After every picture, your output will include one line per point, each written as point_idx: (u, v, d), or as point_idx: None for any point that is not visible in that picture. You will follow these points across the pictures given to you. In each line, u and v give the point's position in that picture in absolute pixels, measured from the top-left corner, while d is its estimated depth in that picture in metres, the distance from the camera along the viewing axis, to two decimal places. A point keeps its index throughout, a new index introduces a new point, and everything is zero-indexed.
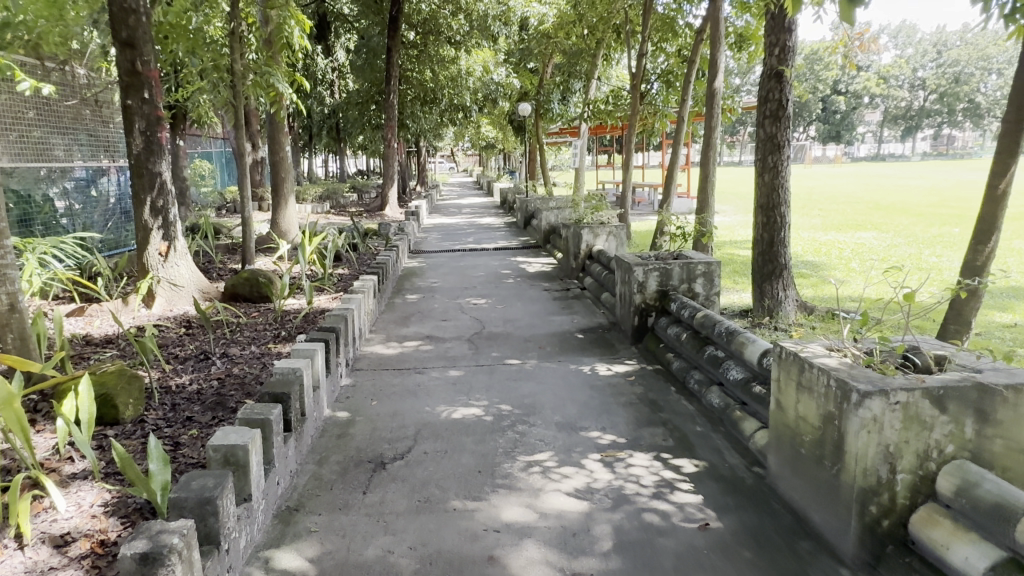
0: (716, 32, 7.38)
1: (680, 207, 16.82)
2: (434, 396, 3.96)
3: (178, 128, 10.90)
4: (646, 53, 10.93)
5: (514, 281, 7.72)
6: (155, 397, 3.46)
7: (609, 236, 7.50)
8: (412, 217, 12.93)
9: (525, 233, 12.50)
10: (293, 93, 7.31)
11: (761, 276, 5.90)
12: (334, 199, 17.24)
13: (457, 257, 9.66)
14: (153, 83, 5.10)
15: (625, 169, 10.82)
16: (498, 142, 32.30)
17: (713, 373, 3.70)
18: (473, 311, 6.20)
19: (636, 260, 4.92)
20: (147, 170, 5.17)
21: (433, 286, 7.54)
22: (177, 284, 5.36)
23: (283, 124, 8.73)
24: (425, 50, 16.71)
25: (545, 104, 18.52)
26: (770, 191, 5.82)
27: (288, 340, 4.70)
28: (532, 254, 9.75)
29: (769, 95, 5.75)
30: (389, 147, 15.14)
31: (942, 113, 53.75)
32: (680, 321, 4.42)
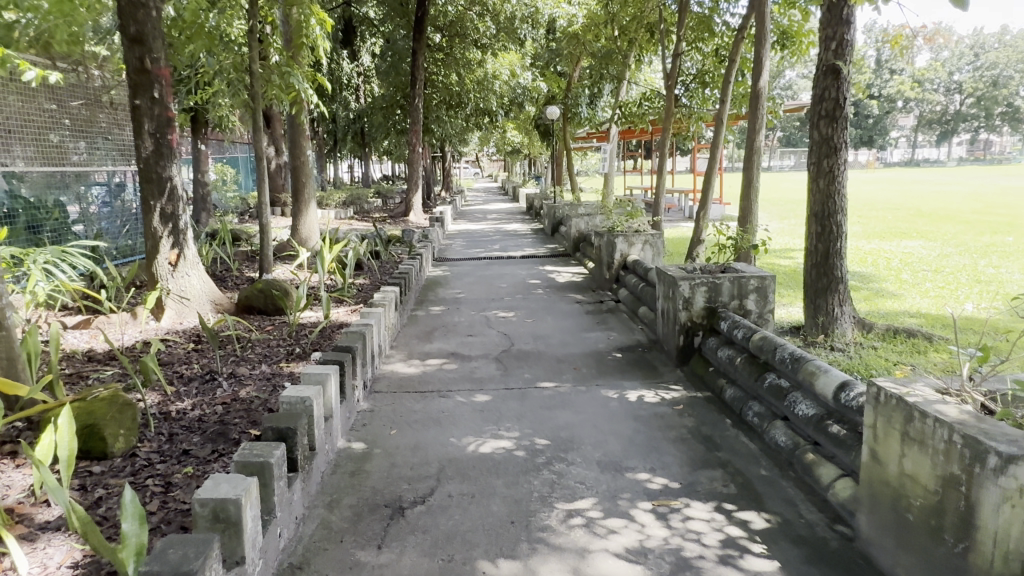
0: (761, 28, 6.91)
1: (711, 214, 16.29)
2: (459, 425, 3.56)
3: (199, 132, 10.70)
4: (681, 54, 10.48)
5: (543, 292, 7.32)
6: (150, 426, 3.11)
7: (645, 244, 7.06)
8: (437, 224, 12.60)
9: (553, 239, 12.11)
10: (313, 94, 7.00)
11: (815, 291, 5.41)
12: (357, 205, 17.01)
13: (484, 265, 9.30)
14: (163, 82, 4.79)
15: (659, 174, 10.36)
16: (524, 147, 31.99)
17: (777, 406, 3.26)
18: (500, 326, 5.80)
19: (681, 273, 4.49)
20: (156, 174, 4.87)
21: (458, 297, 7.16)
22: (187, 295, 5.06)
23: (305, 128, 8.44)
24: (450, 54, 16.41)
25: (573, 108, 18.13)
26: (826, 198, 5.34)
27: (302, 358, 4.35)
28: (560, 263, 9.33)
29: (825, 94, 5.27)
30: (414, 152, 14.85)
31: (979, 117, 52.28)
32: (732, 342, 3.98)
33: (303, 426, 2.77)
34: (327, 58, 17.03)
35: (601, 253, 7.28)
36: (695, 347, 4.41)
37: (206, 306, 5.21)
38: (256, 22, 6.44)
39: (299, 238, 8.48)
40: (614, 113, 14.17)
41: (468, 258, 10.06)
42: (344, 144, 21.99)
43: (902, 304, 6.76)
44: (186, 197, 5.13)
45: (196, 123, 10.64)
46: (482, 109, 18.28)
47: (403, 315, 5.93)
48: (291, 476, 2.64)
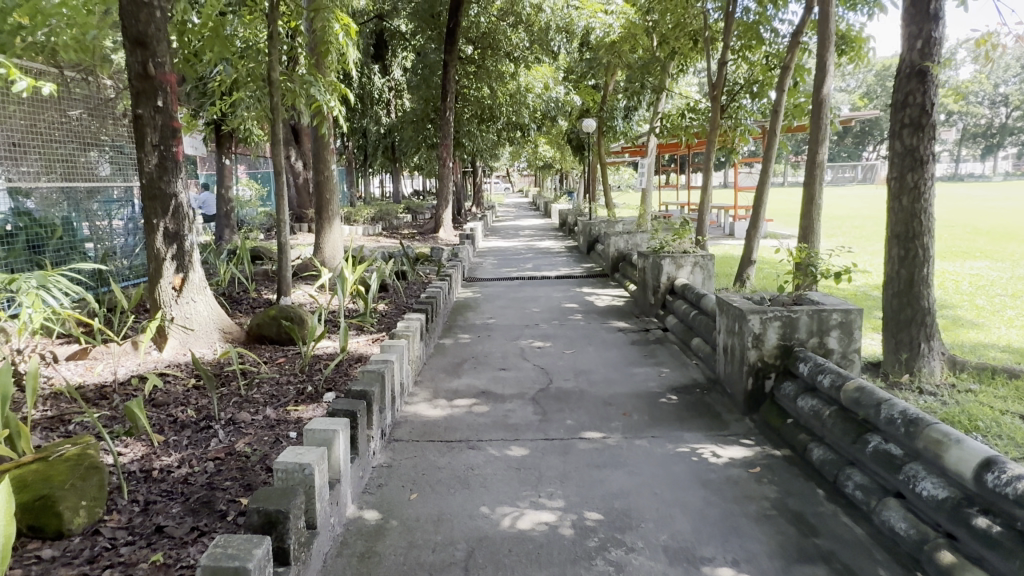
0: (825, 29, 6.28)
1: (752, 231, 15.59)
2: (492, 490, 2.99)
3: (224, 146, 10.40)
4: (727, 62, 9.87)
5: (582, 318, 6.73)
6: (123, 492, 2.60)
7: (695, 267, 6.44)
8: (467, 241, 12.12)
9: (589, 258, 11.53)
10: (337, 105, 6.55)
11: (896, 324, 4.73)
12: (386, 221, 16.66)
13: (516, 286, 8.75)
14: (168, 89, 4.34)
15: (704, 189, 9.72)
16: (556, 162, 31.55)
17: (886, 478, 2.63)
18: (537, 358, 5.22)
19: (748, 305, 3.87)
20: (159, 190, 4.41)
21: (490, 323, 6.61)
22: (192, 323, 4.59)
23: (330, 142, 8.02)
24: (482, 66, 15.98)
25: (609, 120, 17.59)
26: (909, 218, 4.66)
27: (313, 400, 3.81)
28: (598, 284, 8.73)
29: (908, 100, 4.62)
30: (445, 167, 14.43)
31: None
32: (816, 390, 3.34)
33: (300, 503, 2.23)
34: (357, 72, 16.79)
35: (646, 276, 6.68)
36: (767, 392, 3.77)
37: (214, 334, 4.74)
38: (277, 29, 6.02)
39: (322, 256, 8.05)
40: (652, 126, 13.58)
41: (500, 278, 9.53)
42: (375, 159, 21.75)
43: (986, 335, 6.02)
44: (193, 216, 4.66)
45: (221, 136, 10.33)
46: (514, 123, 17.84)
47: (429, 345, 5.39)
48: (282, 571, 2.09)
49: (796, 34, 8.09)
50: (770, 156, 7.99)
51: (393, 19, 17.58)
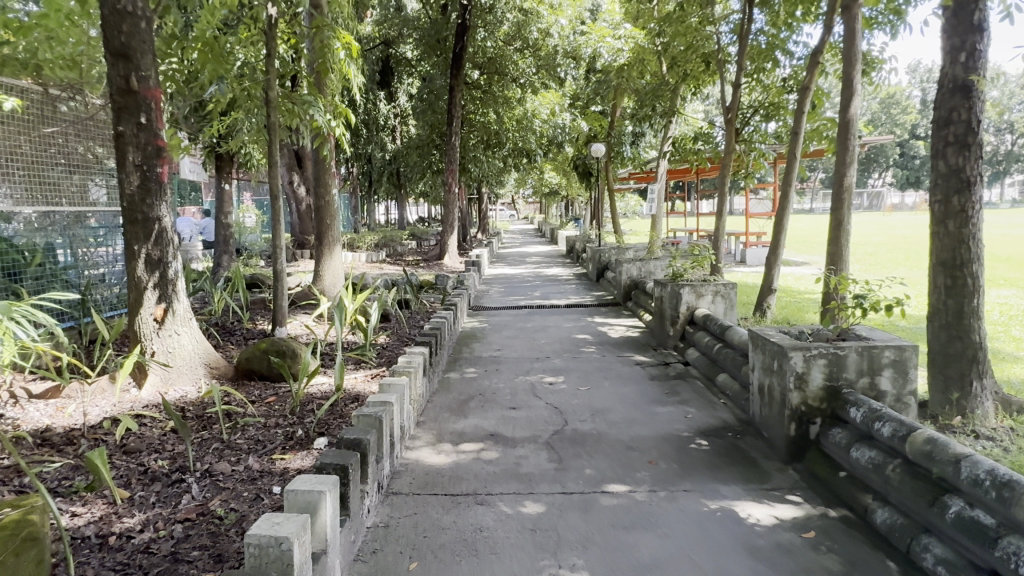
0: (851, 46, 5.95)
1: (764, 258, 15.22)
2: (505, 558, 2.58)
3: (223, 171, 10.10)
4: (741, 84, 9.59)
5: (595, 350, 6.32)
6: (69, 567, 2.19)
7: (716, 295, 6.05)
8: (473, 268, 11.78)
9: (598, 285, 11.16)
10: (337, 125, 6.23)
11: (944, 360, 4.32)
12: (390, 247, 16.37)
13: (525, 315, 8.37)
14: (153, 105, 4.01)
15: (719, 215, 9.37)
16: (563, 189, 31.39)
17: (976, 552, 2.21)
18: (549, 395, 4.81)
19: (787, 341, 3.47)
20: (141, 214, 4.06)
21: (498, 355, 6.22)
22: (175, 358, 4.21)
23: (332, 165, 7.72)
24: (489, 91, 15.90)
25: (617, 146, 17.35)
26: (956, 244, 4.26)
27: (303, 446, 3.42)
28: (610, 313, 8.33)
29: (952, 116, 4.26)
30: (450, 193, 14.16)
31: None
32: (873, 440, 2.93)
33: None
34: (362, 98, 16.60)
35: (663, 305, 6.30)
36: (812, 438, 3.35)
37: (200, 369, 4.36)
38: (275, 46, 5.73)
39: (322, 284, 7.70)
40: (662, 150, 13.30)
41: (507, 307, 9.15)
42: (380, 185, 21.55)
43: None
44: (178, 241, 4.30)
45: (220, 160, 10.03)
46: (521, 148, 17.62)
47: (432, 380, 4.99)
48: None
49: (816, 53, 7.78)
50: (790, 180, 7.64)
51: (399, 45, 17.46)
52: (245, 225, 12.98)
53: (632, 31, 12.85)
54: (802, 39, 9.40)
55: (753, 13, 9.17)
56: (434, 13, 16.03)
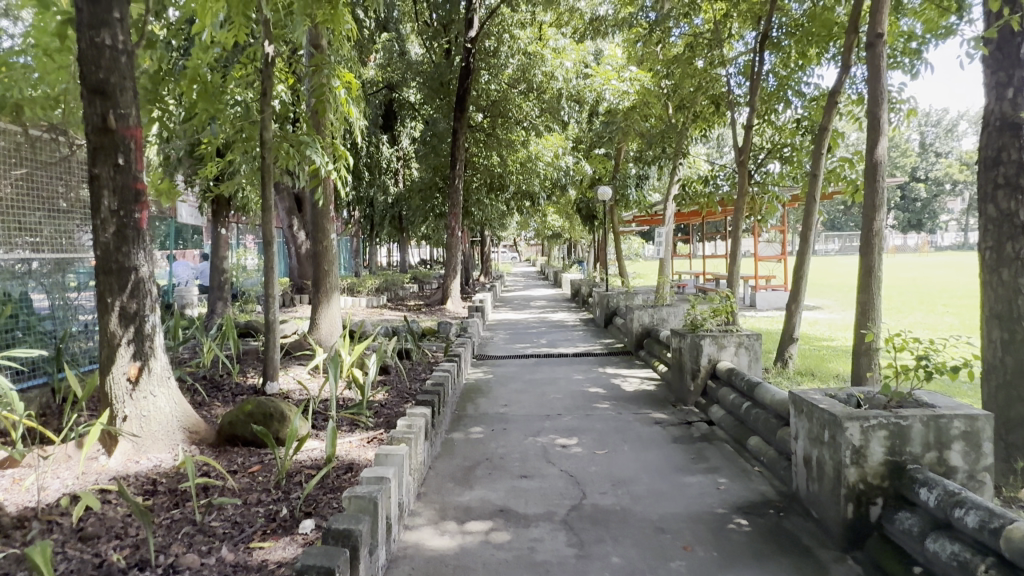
0: (877, 84, 5.66)
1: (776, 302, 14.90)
2: None
3: (220, 215, 9.78)
4: (752, 126, 9.35)
5: (609, 406, 5.87)
6: None
7: (739, 347, 5.63)
8: (476, 313, 11.41)
9: (607, 332, 10.76)
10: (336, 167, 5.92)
11: (1004, 424, 3.90)
12: (392, 291, 16.04)
13: (532, 365, 7.94)
14: (132, 144, 3.67)
15: (733, 259, 9.00)
16: (565, 231, 31.24)
17: None
18: (563, 461, 4.36)
19: (838, 408, 3.06)
20: (116, 263, 3.67)
21: (505, 412, 5.76)
22: (148, 422, 3.78)
23: (330, 209, 7.39)
24: (493, 134, 15.78)
25: (622, 189, 17.16)
26: (1012, 294, 3.87)
27: (287, 531, 2.97)
28: (622, 364, 7.89)
29: (1003, 156, 3.91)
30: (453, 236, 13.88)
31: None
32: (954, 529, 2.49)
33: None
34: (364, 141, 16.46)
35: (682, 358, 5.89)
36: (873, 521, 2.92)
37: (177, 434, 3.93)
38: (272, 85, 5.46)
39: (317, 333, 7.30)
40: (669, 193, 13.04)
41: (513, 356, 8.71)
42: (381, 228, 21.34)
43: None
44: (156, 292, 3.91)
45: (217, 204, 9.73)
46: (524, 191, 17.43)
47: (434, 444, 4.54)
48: None
49: (833, 93, 7.51)
50: (811, 223, 7.29)
51: (403, 90, 17.44)
52: (239, 264, 12.58)
53: (638, 74, 12.70)
54: (814, 80, 9.17)
55: (764, 54, 8.96)
56: (437, 57, 16.02)
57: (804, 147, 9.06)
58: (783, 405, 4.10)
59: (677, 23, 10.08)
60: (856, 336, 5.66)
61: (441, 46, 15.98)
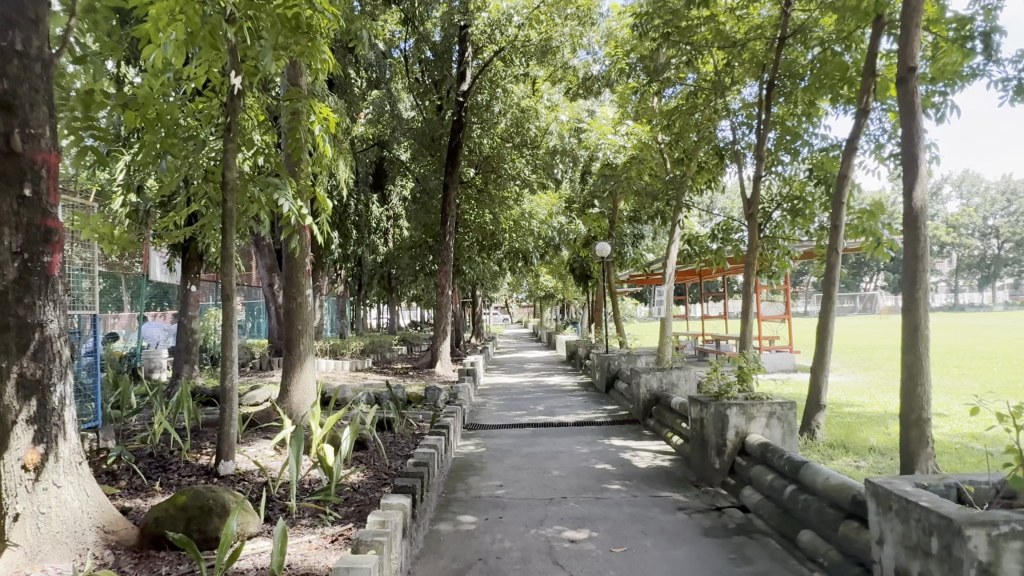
0: (913, 122, 5.09)
1: (783, 364, 14.24)
2: None
3: (190, 271, 9.05)
4: (759, 178, 8.85)
5: (622, 486, 5.06)
6: None
7: (770, 417, 4.86)
8: (468, 377, 10.61)
9: (608, 397, 9.97)
10: (309, 213, 5.24)
11: None
12: (378, 353, 15.28)
13: (530, 436, 7.12)
14: (43, 172, 2.99)
15: (745, 318, 8.32)
16: (558, 292, 30.69)
17: None
18: (575, 564, 3.54)
19: (946, 508, 2.30)
20: (16, 319, 2.92)
21: (501, 495, 4.93)
22: (48, 523, 2.96)
23: (306, 262, 6.68)
24: (485, 191, 15.32)
25: (618, 247, 16.68)
26: None
27: None
28: (630, 434, 7.08)
29: None
30: (443, 295, 13.20)
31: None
32: None
33: None
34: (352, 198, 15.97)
35: (704, 430, 5.13)
36: None
37: (87, 535, 3.10)
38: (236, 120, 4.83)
39: (288, 401, 6.45)
40: (669, 250, 12.50)
41: (507, 426, 7.88)
42: (370, 287, 20.69)
43: None
44: (69, 355, 3.15)
45: (188, 258, 9.02)
46: (517, 250, 16.89)
47: (415, 541, 3.72)
48: None
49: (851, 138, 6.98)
50: (835, 276, 6.64)
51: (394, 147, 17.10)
52: (209, 323, 11.72)
53: (635, 128, 12.30)
54: (824, 129, 8.70)
55: (771, 103, 8.53)
56: (429, 114, 15.75)
57: (816, 199, 8.53)
58: (846, 494, 3.35)
59: (676, 75, 9.71)
60: (906, 405, 4.94)
61: (433, 102, 15.70)
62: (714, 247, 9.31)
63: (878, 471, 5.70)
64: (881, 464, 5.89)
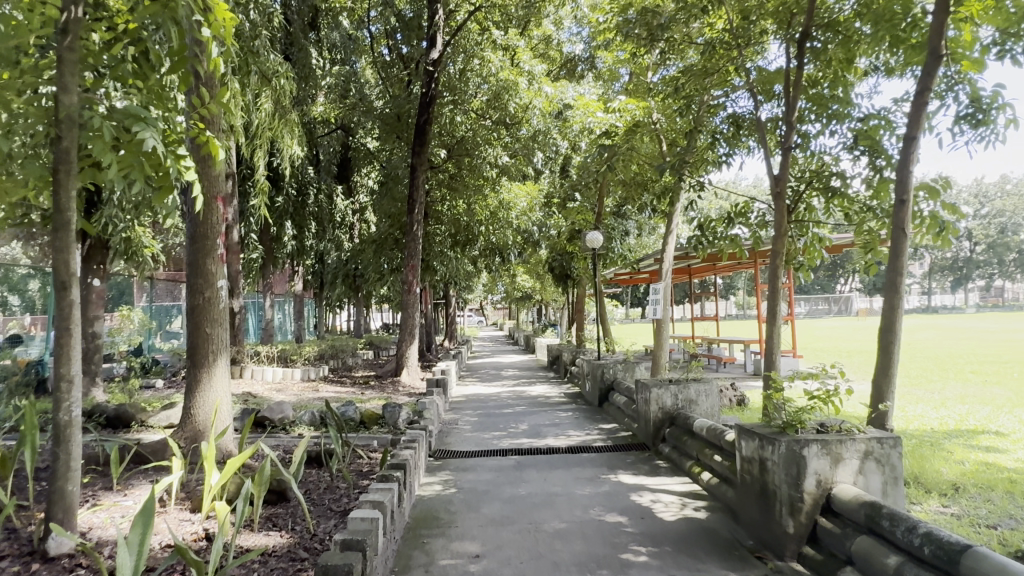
0: None
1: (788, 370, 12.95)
2: None
3: (91, 262, 7.37)
4: (783, 152, 7.43)
5: (649, 555, 3.59)
6: None
7: (864, 458, 3.38)
8: (437, 389, 9.06)
9: (602, 413, 8.48)
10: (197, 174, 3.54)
11: None
12: (338, 359, 13.67)
13: (513, 469, 5.60)
14: None
15: (770, 318, 6.85)
16: (536, 293, 29.20)
17: None
18: None
19: None
20: None
21: (476, 574, 3.39)
22: None
23: (217, 245, 4.97)
24: (458, 177, 13.77)
25: (604, 242, 15.22)
26: None
27: None
28: (640, 466, 5.59)
29: None
30: (410, 294, 11.62)
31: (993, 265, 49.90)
32: None
33: None
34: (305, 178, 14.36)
35: (764, 475, 3.64)
36: None
37: None
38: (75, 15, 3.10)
39: (196, 427, 4.85)
40: (666, 244, 11.10)
41: (484, 453, 6.31)
42: (334, 287, 19.08)
43: None
44: None
45: (89, 246, 7.37)
46: (494, 245, 15.38)
47: None
48: None
49: (919, 85, 5.50)
50: (904, 260, 5.03)
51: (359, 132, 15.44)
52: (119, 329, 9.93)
53: (627, 102, 10.85)
54: (863, 93, 7.26)
55: (802, 62, 7.08)
56: (395, 90, 14.05)
57: (856, 177, 7.08)
58: None
59: (681, 35, 8.29)
60: None
61: (400, 78, 14.03)
62: (730, 235, 7.80)
63: (985, 522, 4.20)
64: (981, 511, 4.41)
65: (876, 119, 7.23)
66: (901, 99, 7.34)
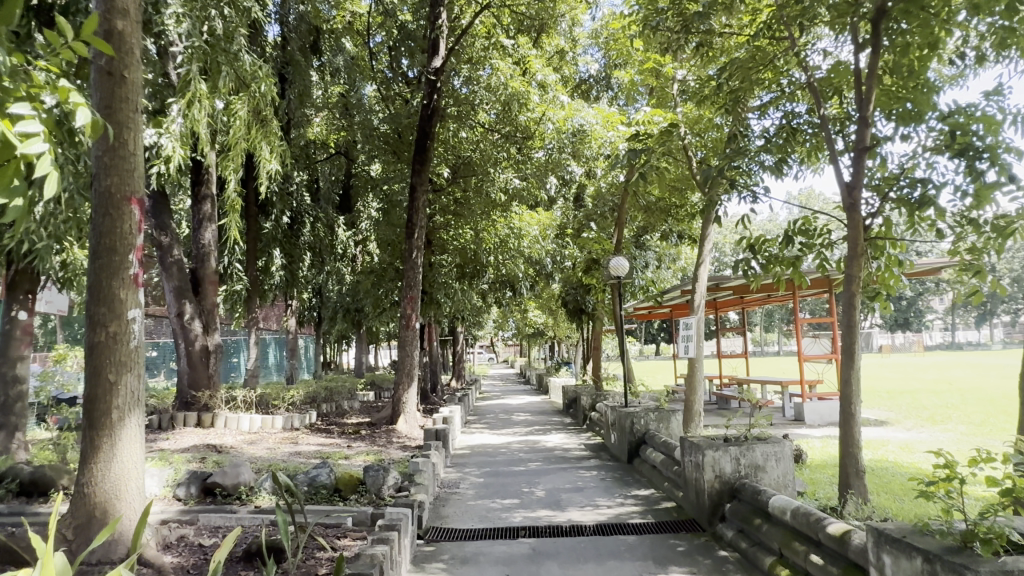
0: None
1: (818, 415, 11.93)
2: None
3: (18, 291, 6.13)
4: (849, 153, 6.15)
5: None
6: None
7: None
8: (437, 441, 7.69)
9: (634, 472, 7.08)
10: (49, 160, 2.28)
11: None
12: (332, 403, 12.37)
13: (529, 562, 4.20)
14: None
15: (846, 358, 5.48)
16: (548, 328, 27.76)
17: None
18: None
19: None
20: None
21: None
22: None
23: (130, 263, 3.70)
24: (463, 200, 12.62)
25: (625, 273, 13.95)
26: None
27: None
28: (699, 560, 4.19)
29: None
30: (408, 330, 10.30)
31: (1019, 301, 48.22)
32: None
33: None
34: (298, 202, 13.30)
35: None
36: None
37: None
38: None
39: (90, 510, 3.53)
40: (698, 270, 9.89)
41: (489, 535, 4.91)
42: (334, 323, 17.86)
43: None
44: None
45: (16, 274, 6.15)
46: (504, 276, 14.15)
47: None
48: None
49: None
50: None
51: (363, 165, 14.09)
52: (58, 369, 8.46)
53: (651, 112, 9.66)
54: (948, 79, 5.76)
55: (875, 48, 5.87)
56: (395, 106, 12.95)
57: (945, 184, 5.77)
58: None
59: (720, 27, 7.15)
60: None
61: (402, 96, 12.94)
62: (788, 257, 6.44)
63: None
64: None
65: (968, 113, 5.95)
66: (992, 92, 6.10)
